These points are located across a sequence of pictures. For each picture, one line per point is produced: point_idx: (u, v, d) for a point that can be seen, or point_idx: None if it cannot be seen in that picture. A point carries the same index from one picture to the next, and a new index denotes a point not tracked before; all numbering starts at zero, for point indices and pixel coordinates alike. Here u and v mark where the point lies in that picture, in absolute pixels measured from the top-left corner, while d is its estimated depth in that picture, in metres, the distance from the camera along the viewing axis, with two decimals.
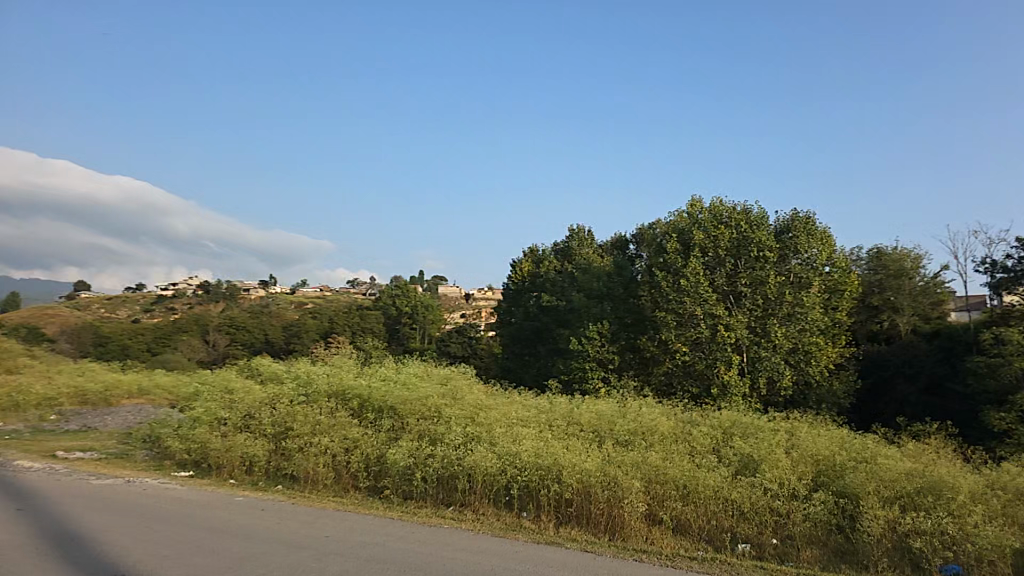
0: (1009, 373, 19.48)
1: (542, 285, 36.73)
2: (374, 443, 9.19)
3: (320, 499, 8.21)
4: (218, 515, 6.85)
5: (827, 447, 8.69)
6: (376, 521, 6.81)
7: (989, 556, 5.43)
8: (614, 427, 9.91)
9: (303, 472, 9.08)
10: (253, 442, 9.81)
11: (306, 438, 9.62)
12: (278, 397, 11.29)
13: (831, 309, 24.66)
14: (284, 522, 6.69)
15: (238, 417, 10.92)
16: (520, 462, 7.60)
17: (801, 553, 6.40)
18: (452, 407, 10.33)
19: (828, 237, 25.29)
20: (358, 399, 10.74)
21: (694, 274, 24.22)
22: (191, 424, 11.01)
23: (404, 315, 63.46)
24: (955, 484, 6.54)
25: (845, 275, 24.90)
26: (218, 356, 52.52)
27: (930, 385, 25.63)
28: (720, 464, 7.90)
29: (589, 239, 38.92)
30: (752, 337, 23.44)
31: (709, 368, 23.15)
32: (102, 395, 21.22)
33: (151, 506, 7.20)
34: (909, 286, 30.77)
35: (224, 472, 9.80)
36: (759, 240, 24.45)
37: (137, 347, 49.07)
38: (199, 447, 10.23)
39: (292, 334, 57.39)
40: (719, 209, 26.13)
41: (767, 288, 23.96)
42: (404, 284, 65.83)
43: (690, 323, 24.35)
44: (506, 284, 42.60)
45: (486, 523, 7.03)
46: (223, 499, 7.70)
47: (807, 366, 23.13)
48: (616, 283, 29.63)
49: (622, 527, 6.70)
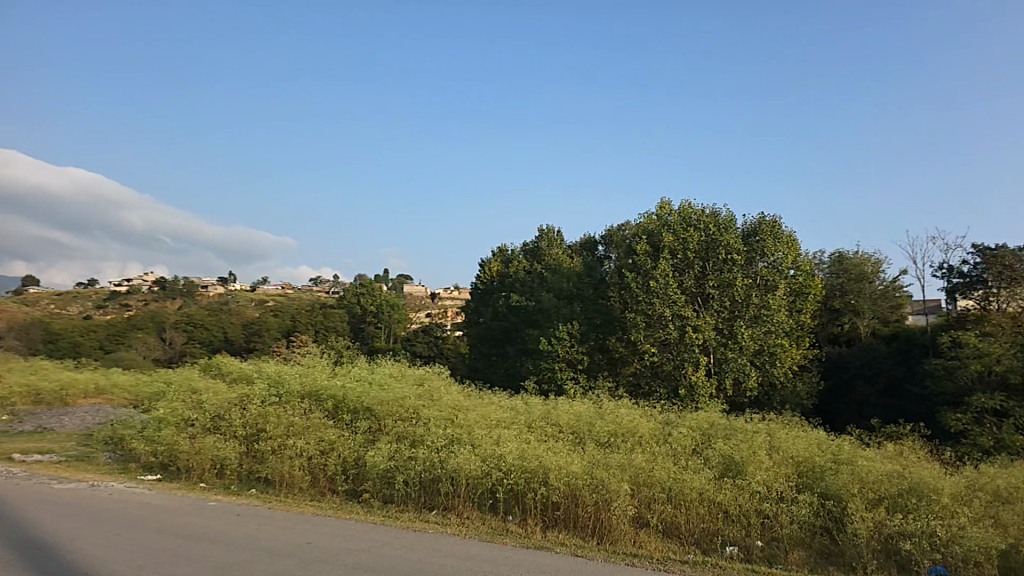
0: (965, 376, 20.03)
1: (511, 285, 36.66)
2: (352, 445, 8.99)
3: (297, 503, 7.96)
4: (192, 521, 6.58)
5: (807, 448, 8.79)
6: (359, 526, 6.61)
7: (976, 558, 5.49)
8: (595, 429, 9.88)
9: (277, 476, 8.80)
10: (224, 444, 9.50)
11: (279, 440, 9.36)
12: (248, 397, 10.97)
13: (795, 311, 25.04)
14: (263, 527, 6.47)
15: (206, 418, 10.57)
16: (505, 465, 7.51)
17: (789, 555, 6.40)
18: (430, 408, 10.18)
19: (794, 241, 25.67)
20: (333, 399, 10.49)
21: (663, 276, 24.41)
22: (157, 425, 10.62)
23: (368, 314, 62.79)
24: (936, 486, 6.66)
25: (809, 278, 25.29)
26: (175, 354, 51.19)
27: (888, 386, 26.33)
28: (704, 466, 7.92)
29: (559, 239, 39.00)
30: (719, 339, 23.69)
31: (677, 369, 23.37)
32: (57, 395, 20.45)
33: (119, 511, 6.88)
34: (869, 290, 31.49)
35: (193, 476, 9.46)
36: (727, 243, 24.75)
37: (89, 345, 47.48)
38: (166, 449, 9.87)
39: (253, 333, 56.26)
40: (688, 212, 26.40)
41: (734, 290, 24.26)
42: (369, 283, 65.13)
43: (659, 324, 24.54)
44: (474, 284, 42.44)
45: (472, 527, 6.92)
46: (195, 504, 7.40)
47: (771, 367, 23.44)
48: (586, 284, 29.72)
49: (610, 530, 6.62)
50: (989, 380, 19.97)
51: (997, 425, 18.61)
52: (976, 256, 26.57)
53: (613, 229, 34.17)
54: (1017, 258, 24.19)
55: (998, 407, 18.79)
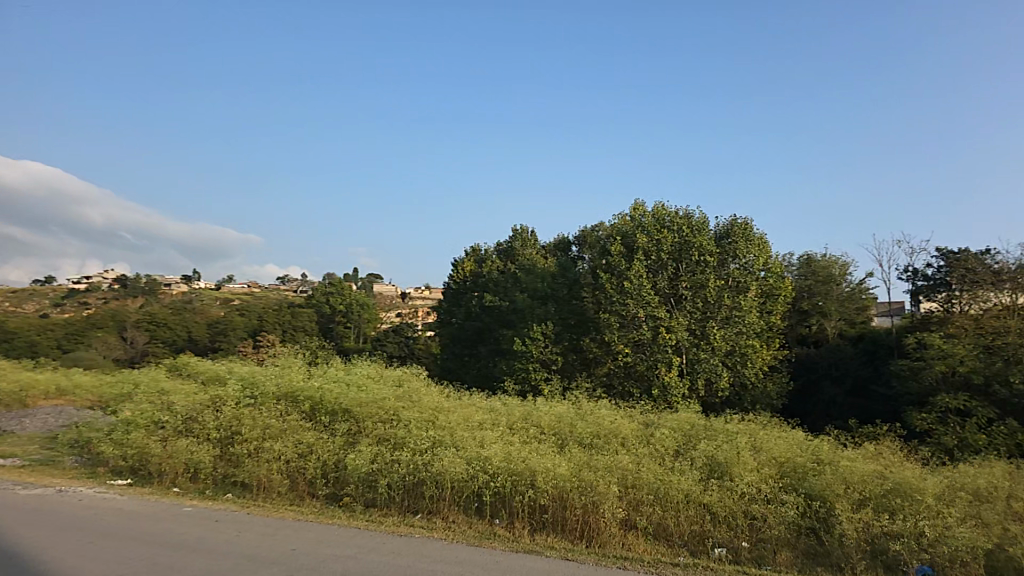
0: (930, 376, 20.49)
1: (484, 285, 36.51)
2: (331, 448, 8.80)
3: (276, 509, 7.75)
4: (168, 528, 6.35)
5: (788, 449, 8.86)
6: (344, 531, 6.46)
7: (963, 557, 5.55)
8: (577, 430, 9.83)
9: (254, 480, 8.56)
10: (198, 448, 9.23)
11: (256, 443, 9.12)
12: (222, 399, 10.69)
13: (766, 313, 25.35)
14: (243, 533, 6.27)
15: (178, 421, 10.27)
16: (491, 468, 7.40)
17: (776, 556, 6.39)
18: (410, 410, 10.03)
19: (765, 244, 25.95)
20: (310, 402, 10.28)
21: (637, 277, 24.52)
22: (126, 429, 10.28)
23: (338, 314, 62.09)
24: (919, 486, 6.73)
25: (780, 280, 25.54)
26: (137, 354, 49.96)
27: (855, 387, 26.85)
28: (689, 467, 7.90)
29: (532, 239, 39.01)
30: (692, 339, 23.87)
31: (650, 369, 23.52)
32: (17, 396, 19.80)
33: (91, 518, 6.61)
34: (836, 292, 32.08)
35: (165, 480, 9.15)
36: (700, 245, 24.94)
37: (47, 344, 46.05)
38: (136, 453, 9.54)
39: (218, 332, 55.12)
40: (661, 213, 26.58)
41: (707, 291, 24.48)
42: (338, 282, 64.46)
43: (633, 325, 24.65)
44: (447, 283, 42.21)
45: (458, 531, 6.80)
46: (171, 510, 7.16)
47: (742, 367, 23.70)
48: (560, 284, 29.66)
49: (599, 534, 6.56)
50: (953, 381, 20.42)
51: (961, 424, 19.01)
52: (939, 259, 27.24)
53: (586, 230, 34.32)
54: (978, 262, 24.83)
55: (961, 406, 19.22)
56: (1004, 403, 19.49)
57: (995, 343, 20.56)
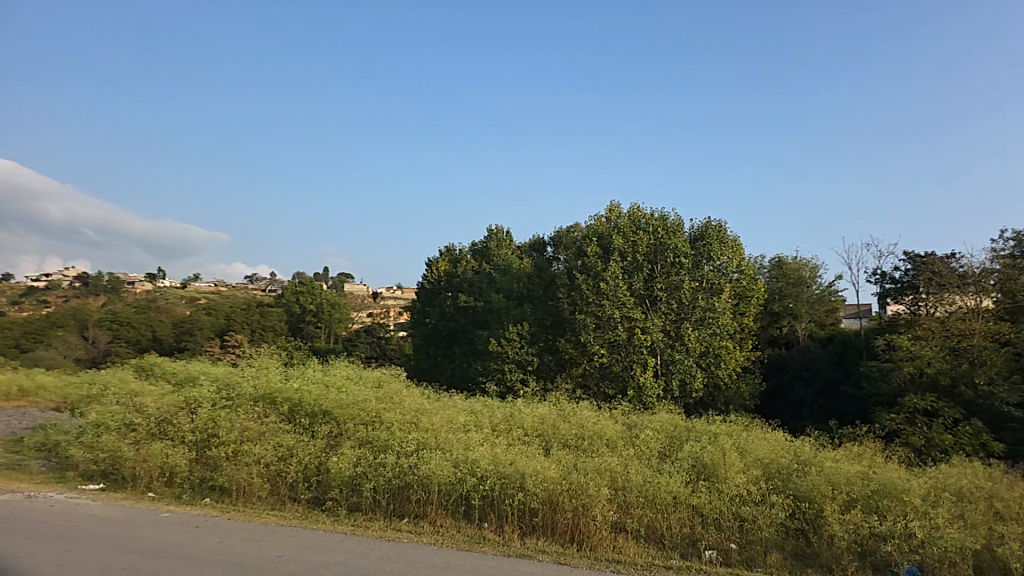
0: (898, 377, 20.88)
1: (459, 285, 36.33)
2: (313, 451, 8.61)
3: (258, 514, 7.55)
4: (146, 535, 6.14)
5: (772, 450, 8.88)
6: (330, 536, 6.31)
7: (952, 558, 5.61)
8: (562, 432, 9.76)
9: (233, 484, 8.33)
10: (174, 451, 8.96)
11: (234, 446, 8.88)
12: (197, 401, 10.40)
13: (739, 315, 25.53)
14: (225, 539, 6.08)
15: (152, 423, 9.97)
16: (479, 470, 7.30)
17: (766, 558, 6.39)
18: (392, 412, 9.87)
19: (738, 246, 26.20)
20: (289, 403, 10.06)
21: (613, 278, 24.59)
22: (96, 432, 9.95)
23: (308, 313, 61.37)
24: (903, 487, 6.80)
25: (752, 282, 25.73)
26: (99, 354, 48.68)
27: (824, 388, 27.29)
28: (676, 468, 7.89)
29: (507, 239, 38.95)
30: (666, 340, 24.01)
31: (625, 370, 23.65)
32: None
33: (64, 525, 6.34)
34: (806, 294, 32.54)
35: (139, 485, 8.87)
36: (675, 247, 25.11)
37: (4, 343, 44.62)
38: (108, 457, 9.23)
39: (184, 331, 53.99)
40: (637, 215, 26.72)
41: (682, 293, 24.62)
42: (309, 281, 63.72)
43: (609, 326, 24.72)
44: (421, 283, 41.98)
45: (447, 536, 6.70)
46: (148, 515, 6.92)
47: (716, 368, 23.90)
48: (536, 284, 29.60)
49: (589, 537, 6.52)
50: (920, 382, 20.82)
51: (928, 424, 19.38)
52: (906, 262, 27.86)
53: (562, 231, 34.41)
54: (944, 265, 25.41)
55: (929, 407, 19.61)
56: (968, 403, 20.01)
57: (961, 345, 21.02)
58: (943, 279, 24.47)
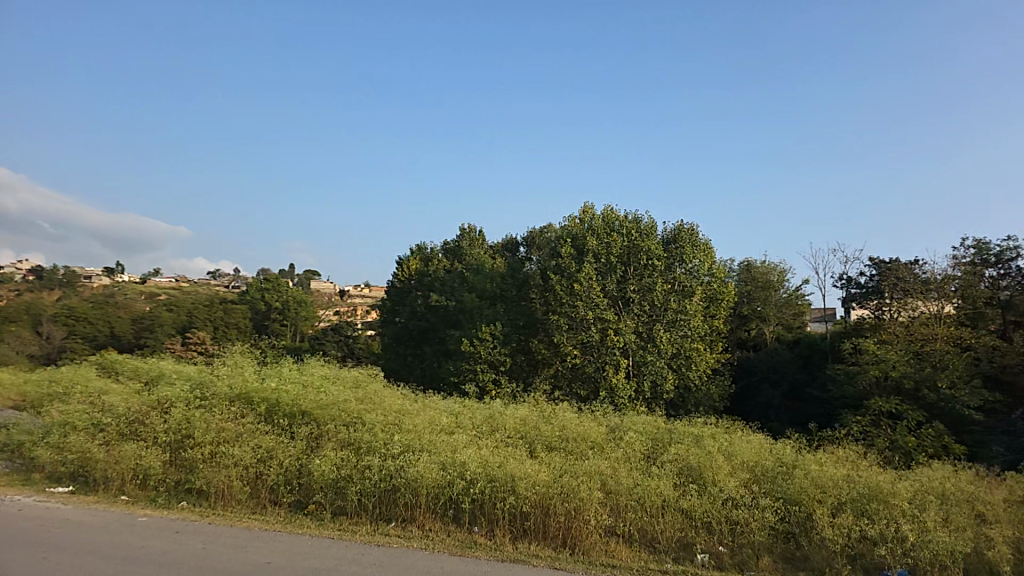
0: (864, 380, 21.28)
1: (431, 284, 36.03)
2: (293, 452, 8.38)
3: (239, 518, 7.33)
4: (126, 541, 5.90)
5: (755, 452, 8.90)
6: (319, 541, 6.14)
7: (944, 561, 5.66)
8: (546, 434, 9.67)
9: (210, 488, 8.07)
10: (147, 452, 8.65)
11: (210, 447, 8.60)
12: (170, 401, 10.07)
13: (710, 317, 25.64)
14: (208, 546, 5.86)
15: (123, 424, 9.63)
16: (468, 473, 7.18)
17: (759, 562, 6.40)
18: (374, 412, 9.69)
19: (710, 249, 26.42)
20: (267, 403, 9.79)
21: (587, 279, 24.63)
22: (63, 432, 9.58)
23: (273, 311, 60.33)
24: (890, 489, 6.86)
25: (723, 285, 25.81)
26: (53, 350, 47.14)
27: (791, 390, 27.72)
28: (664, 470, 7.86)
29: (479, 239, 38.84)
30: (639, 342, 24.12)
31: (597, 370, 23.75)
32: None
33: (37, 531, 6.06)
34: (774, 297, 33.02)
35: (111, 488, 8.54)
36: (648, 249, 25.27)
37: None
38: (77, 458, 8.87)
39: (143, 328, 52.63)
40: (611, 217, 26.87)
41: (654, 295, 24.74)
42: (274, 278, 62.67)
43: (582, 327, 24.80)
44: (391, 282, 41.63)
45: (438, 540, 6.58)
46: (124, 519, 6.64)
47: (687, 370, 24.05)
48: (509, 285, 29.52)
49: (582, 541, 6.48)
50: (885, 385, 21.15)
51: (892, 427, 19.77)
52: (871, 268, 28.41)
53: (535, 231, 34.40)
54: (907, 271, 25.98)
55: (893, 410, 19.99)
56: (931, 406, 20.48)
57: (924, 349, 21.43)
58: (907, 285, 24.96)
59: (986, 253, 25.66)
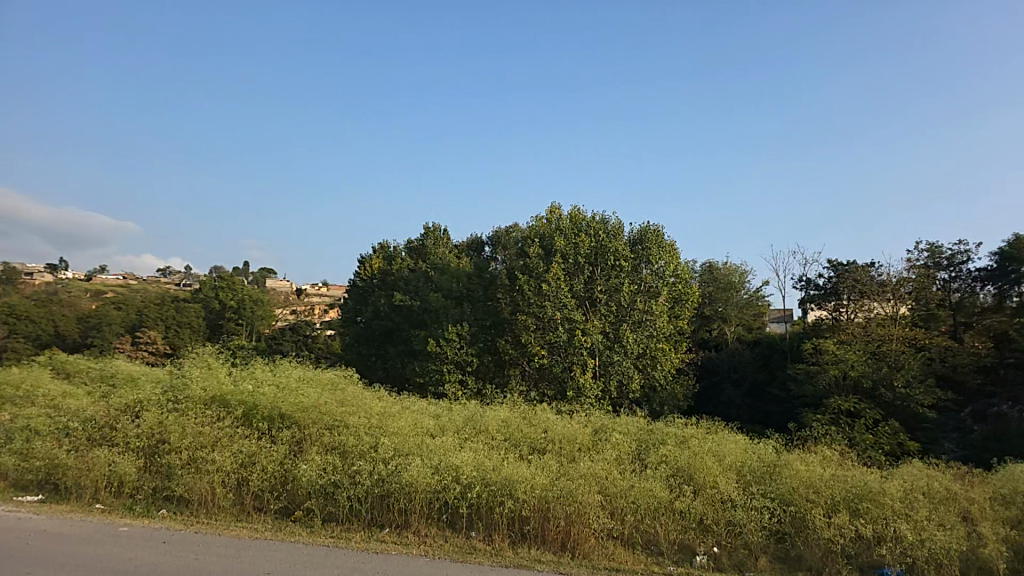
0: (824, 379, 21.80)
1: (394, 284, 35.64)
2: (276, 457, 8.13)
3: (225, 526, 7.07)
4: (113, 554, 5.66)
5: (739, 452, 8.95)
6: (315, 551, 5.97)
7: (942, 560, 5.73)
8: (530, 436, 9.59)
9: (191, 495, 7.77)
10: (122, 458, 8.28)
11: (188, 452, 8.26)
12: (142, 404, 9.67)
13: (674, 317, 25.89)
14: (202, 558, 5.66)
15: (92, 429, 9.20)
16: (463, 476, 7.06)
17: (757, 562, 6.45)
18: (355, 415, 9.46)
19: (675, 250, 26.62)
20: (244, 407, 9.47)
21: (555, 279, 24.60)
22: (27, 439, 9.13)
23: (228, 310, 58.78)
24: (881, 487, 6.93)
25: (688, 286, 26.05)
26: None
27: (751, 389, 28.25)
28: (657, 470, 7.86)
29: (444, 239, 38.62)
30: (606, 342, 24.27)
31: (564, 370, 23.88)
32: None
33: (15, 545, 5.77)
34: (736, 298, 33.58)
35: (82, 496, 8.15)
36: (615, 249, 25.37)
37: None
38: (45, 465, 8.46)
39: (90, 326, 50.78)
40: (578, 218, 26.95)
41: (621, 296, 24.87)
42: (229, 276, 61.12)
43: (549, 327, 24.81)
44: (353, 281, 41.05)
45: (436, 546, 6.47)
46: (106, 530, 6.35)
47: (652, 370, 24.28)
48: (476, 285, 29.38)
49: (583, 545, 6.43)
50: (843, 384, 21.69)
51: (850, 424, 20.28)
52: (830, 270, 29.09)
53: (500, 231, 34.34)
54: (865, 272, 26.64)
55: (852, 408, 20.49)
56: (888, 405, 21.12)
57: (881, 348, 22.04)
58: (864, 287, 25.63)
59: (939, 257, 26.46)
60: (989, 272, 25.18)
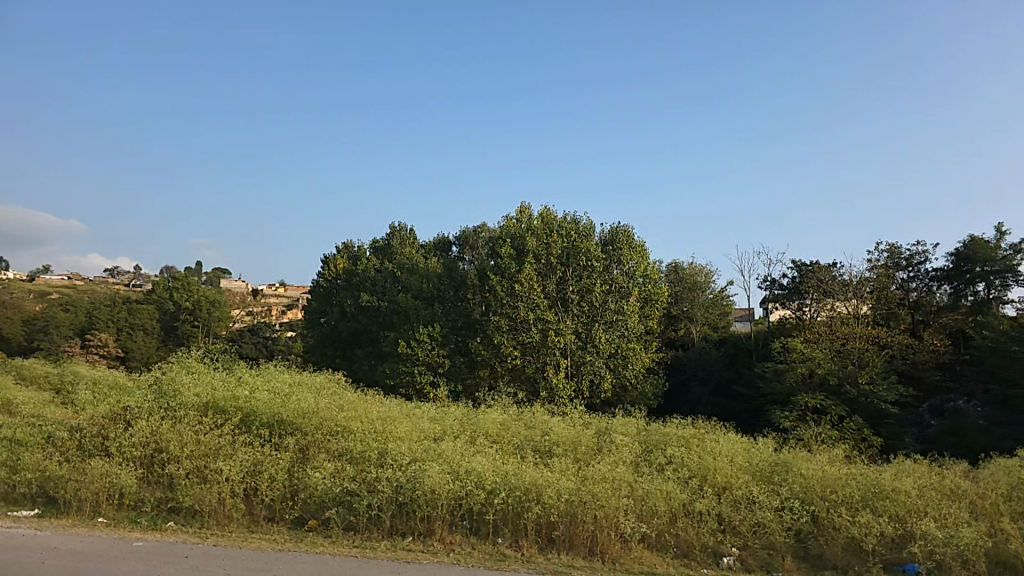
0: (792, 377, 22.21)
1: (360, 284, 35.06)
2: (284, 465, 7.91)
3: (242, 538, 6.86)
4: (138, 572, 5.42)
5: (740, 452, 9.05)
6: (345, 564, 5.84)
7: (969, 557, 5.87)
8: (531, 439, 9.53)
9: (200, 506, 7.51)
10: (121, 468, 7.93)
11: (191, 462, 7.95)
12: (133, 412, 9.24)
13: (645, 317, 25.95)
14: (232, 573, 5.47)
15: (82, 441, 8.77)
16: (486, 482, 6.96)
17: (783, 562, 6.58)
18: (358, 421, 9.26)
19: (645, 251, 26.77)
20: (241, 413, 9.15)
21: (527, 280, 24.48)
22: (12, 450, 8.67)
23: (183, 311, 56.98)
24: (895, 485, 7.07)
25: (656, 287, 26.22)
26: None
27: (718, 387, 28.47)
28: (669, 472, 7.93)
29: (410, 239, 38.17)
30: (578, 342, 24.43)
31: (539, 371, 23.99)
32: None
33: (31, 565, 5.47)
34: (701, 298, 34.14)
35: (81, 509, 7.72)
36: (587, 250, 25.37)
37: None
38: (37, 478, 8.04)
39: (36, 329, 48.56)
40: (549, 218, 26.86)
41: (593, 297, 24.98)
42: (183, 277, 59.09)
43: (522, 327, 24.62)
44: (316, 282, 40.36)
45: (466, 553, 6.41)
46: (122, 546, 6.08)
47: (623, 369, 24.45)
48: (446, 284, 28.76)
49: (613, 550, 6.47)
50: (810, 382, 22.21)
51: (817, 421, 20.82)
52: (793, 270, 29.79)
53: (469, 231, 34.18)
54: (827, 272, 27.33)
55: (818, 406, 20.99)
56: (852, 402, 21.59)
57: (846, 347, 22.64)
58: (827, 286, 26.33)
59: (898, 257, 27.35)
60: (945, 272, 26.14)
